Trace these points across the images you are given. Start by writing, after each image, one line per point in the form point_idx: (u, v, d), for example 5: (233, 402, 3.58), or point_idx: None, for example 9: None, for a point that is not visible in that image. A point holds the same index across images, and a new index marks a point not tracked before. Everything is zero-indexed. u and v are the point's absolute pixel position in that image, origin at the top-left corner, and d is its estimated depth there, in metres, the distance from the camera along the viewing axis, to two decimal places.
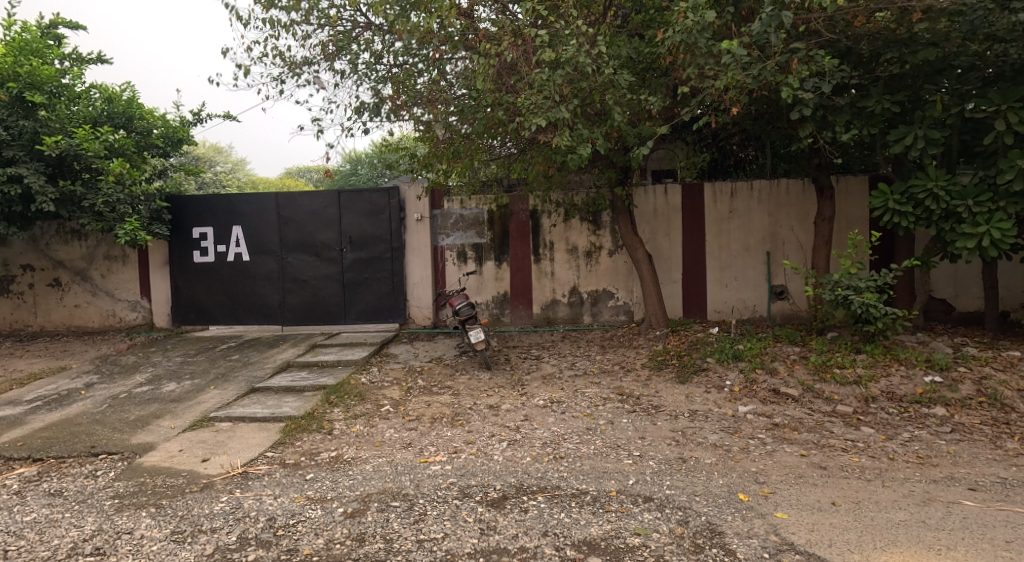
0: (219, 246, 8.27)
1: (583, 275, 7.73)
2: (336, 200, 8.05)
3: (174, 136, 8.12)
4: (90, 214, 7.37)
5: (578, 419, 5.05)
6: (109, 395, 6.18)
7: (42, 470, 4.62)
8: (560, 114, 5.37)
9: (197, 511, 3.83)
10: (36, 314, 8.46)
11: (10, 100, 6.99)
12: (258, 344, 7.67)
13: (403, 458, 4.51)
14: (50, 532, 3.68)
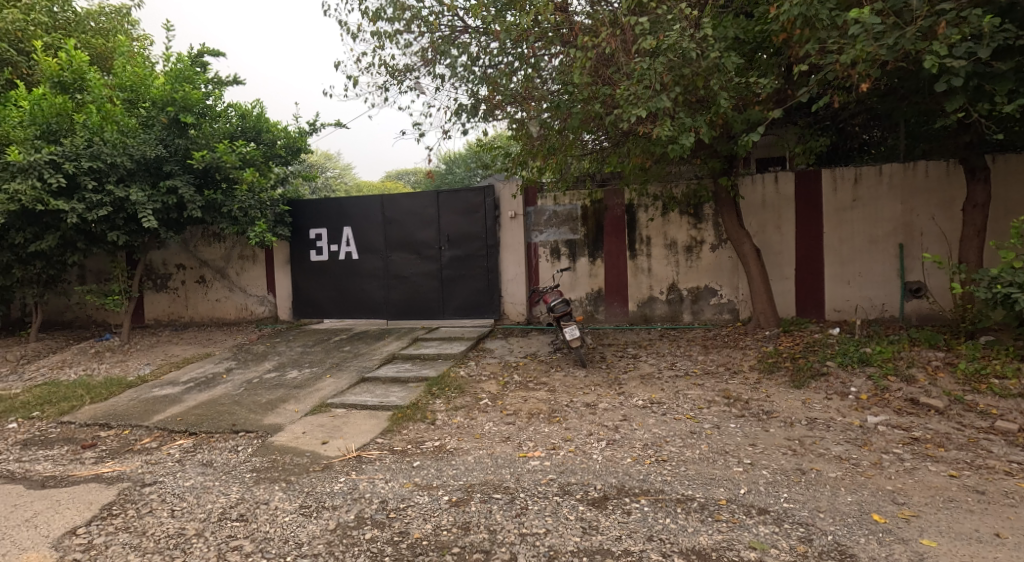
0: (332, 245, 8.68)
1: (684, 271, 7.37)
2: (435, 200, 8.19)
3: (294, 145, 8.67)
4: (228, 220, 7.93)
5: (681, 422, 4.79)
6: (245, 379, 6.66)
7: (194, 443, 5.07)
8: (661, 103, 5.13)
9: (320, 488, 4.02)
10: (186, 307, 9.27)
11: (168, 122, 7.61)
12: (365, 336, 7.96)
13: (503, 451, 4.48)
14: (205, 497, 4.02)
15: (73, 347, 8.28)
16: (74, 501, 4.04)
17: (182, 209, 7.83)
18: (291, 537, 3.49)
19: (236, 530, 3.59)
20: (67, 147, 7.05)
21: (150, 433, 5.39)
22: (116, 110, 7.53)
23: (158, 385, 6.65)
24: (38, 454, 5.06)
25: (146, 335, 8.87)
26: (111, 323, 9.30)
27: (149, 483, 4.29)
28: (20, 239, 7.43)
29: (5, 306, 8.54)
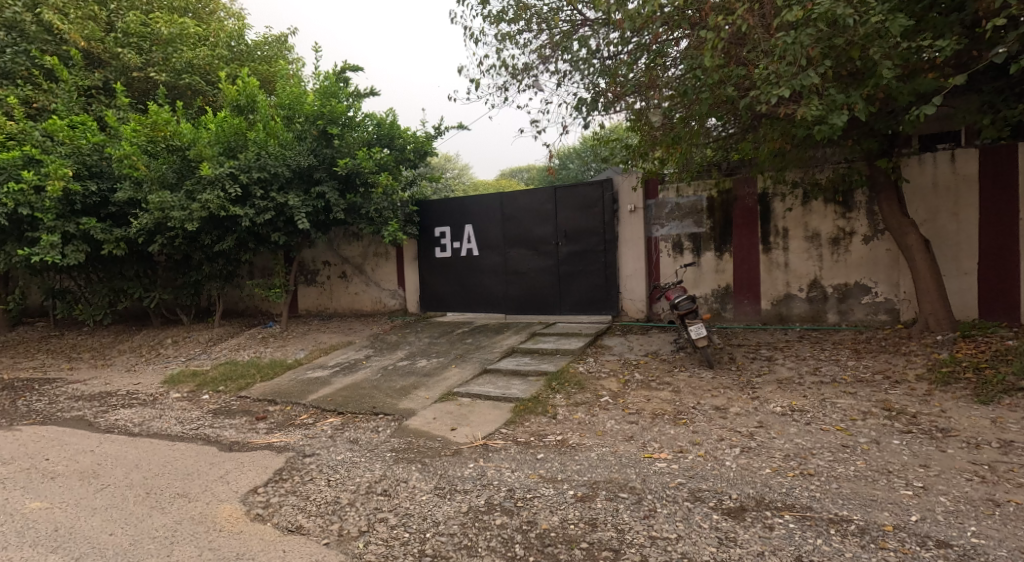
0: (455, 242, 8.82)
1: (827, 266, 6.60)
2: (552, 196, 8.03)
3: (422, 149, 8.60)
4: (366, 221, 8.38)
5: (829, 434, 4.24)
6: (382, 364, 6.95)
7: (342, 422, 5.33)
8: (807, 79, 4.59)
9: (452, 472, 4.04)
10: (332, 298, 9.87)
11: (318, 135, 8.06)
12: (487, 330, 8.00)
13: (626, 450, 4.22)
14: (354, 471, 4.19)
15: (245, 332, 9.17)
16: (254, 464, 4.44)
17: (329, 212, 8.37)
18: (429, 514, 3.55)
19: (382, 504, 3.72)
20: (241, 160, 7.69)
21: (307, 410, 5.79)
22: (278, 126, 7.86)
23: (312, 367, 7.16)
24: (224, 423, 5.65)
25: (300, 322, 9.56)
26: (273, 312, 10.16)
27: (309, 454, 4.58)
28: (207, 240, 8.25)
29: (194, 297, 9.67)
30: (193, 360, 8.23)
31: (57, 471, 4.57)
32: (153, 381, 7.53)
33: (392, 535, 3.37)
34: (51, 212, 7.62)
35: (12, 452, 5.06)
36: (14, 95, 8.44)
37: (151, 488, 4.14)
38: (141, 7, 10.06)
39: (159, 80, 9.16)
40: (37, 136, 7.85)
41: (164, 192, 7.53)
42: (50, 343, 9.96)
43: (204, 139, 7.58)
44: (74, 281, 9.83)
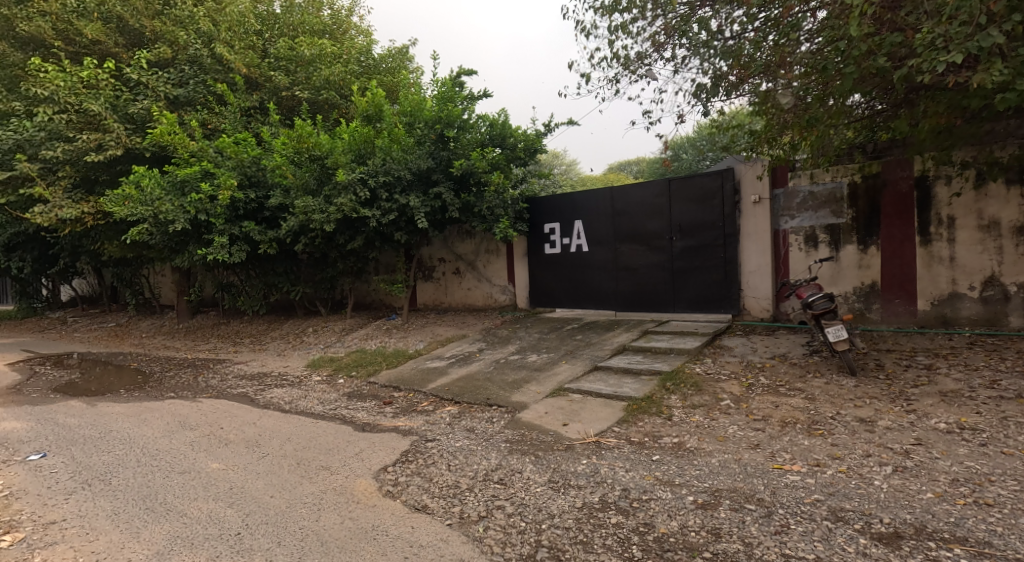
0: (564, 238, 8.64)
1: (1008, 261, 5.61)
2: (666, 188, 7.58)
3: (532, 147, 8.45)
4: (479, 219, 8.40)
5: (1012, 459, 3.55)
6: (495, 358, 6.89)
7: (459, 411, 5.31)
8: (990, 40, 3.86)
9: (566, 467, 3.83)
10: (446, 294, 10.01)
11: (435, 138, 8.16)
12: (597, 326, 7.70)
13: (752, 459, 3.78)
14: (473, 458, 4.11)
15: (372, 323, 9.57)
16: (384, 444, 4.53)
17: (446, 211, 8.42)
18: (544, 506, 3.36)
19: (498, 492, 3.58)
20: (370, 166, 7.99)
21: (427, 397, 5.85)
22: (401, 132, 7.96)
23: (430, 358, 7.26)
24: (359, 404, 5.89)
25: (418, 315, 9.80)
26: (395, 304, 10.53)
27: (431, 439, 4.57)
28: (341, 240, 8.65)
29: (330, 290, 10.27)
30: (331, 347, 8.72)
31: (230, 438, 5.03)
32: (300, 364, 8.12)
33: (509, 522, 3.23)
34: (222, 217, 8.43)
35: (197, 419, 5.65)
36: (194, 118, 9.32)
37: (300, 459, 4.36)
38: (287, 32, 10.74)
39: (302, 97, 9.81)
40: (212, 153, 8.69)
41: (307, 198, 7.94)
42: (219, 329, 11.15)
43: (339, 148, 8.00)
44: (237, 276, 10.91)
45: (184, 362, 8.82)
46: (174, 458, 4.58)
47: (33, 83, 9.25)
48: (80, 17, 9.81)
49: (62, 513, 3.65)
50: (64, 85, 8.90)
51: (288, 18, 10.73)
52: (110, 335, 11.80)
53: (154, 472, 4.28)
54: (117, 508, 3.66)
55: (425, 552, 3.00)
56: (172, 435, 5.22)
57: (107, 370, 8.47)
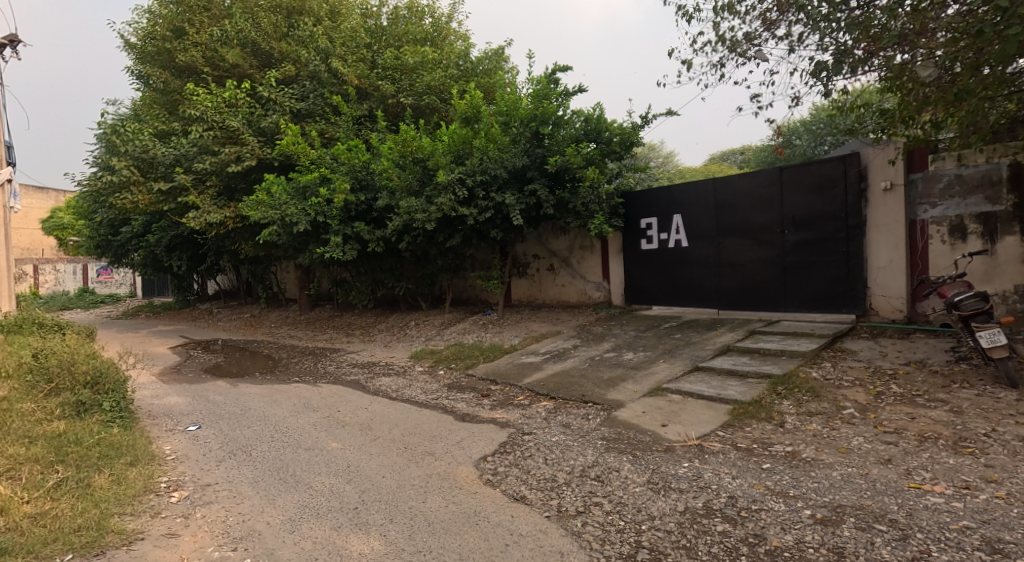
0: (661, 234, 8.63)
1: None
2: (778, 178, 7.34)
3: (627, 141, 8.49)
4: (573, 215, 8.59)
5: None
6: (589, 355, 7.07)
7: (555, 406, 5.57)
8: None
9: (665, 468, 3.98)
10: (540, 289, 10.30)
11: (530, 136, 8.31)
12: (699, 325, 7.65)
13: (881, 475, 3.70)
14: (568, 453, 4.34)
15: (470, 317, 10.05)
16: (483, 434, 4.86)
17: (540, 208, 8.67)
18: (643, 506, 3.53)
19: (595, 488, 3.80)
20: (468, 166, 8.41)
21: (523, 391, 6.15)
22: (497, 131, 8.32)
23: (525, 353, 7.56)
24: (457, 395, 6.29)
25: (512, 310, 10.15)
26: (491, 300, 10.97)
27: (528, 432, 4.85)
28: (440, 238, 9.17)
29: (430, 286, 10.91)
30: (431, 339, 9.28)
31: (345, 421, 5.58)
32: (404, 355, 8.73)
33: (607, 519, 3.43)
34: (336, 219, 9.17)
35: (317, 403, 6.29)
36: (314, 129, 10.21)
37: (407, 444, 4.78)
38: (393, 42, 11.37)
39: (406, 102, 10.45)
40: (327, 160, 9.52)
41: (410, 199, 8.50)
42: (334, 321, 12.13)
43: (438, 150, 8.50)
44: (348, 272, 11.78)
45: (305, 350, 9.75)
46: (301, 436, 5.15)
47: (191, 105, 10.67)
48: (224, 44, 11.01)
49: (216, 476, 4.24)
50: (212, 106, 10.16)
51: (393, 30, 11.35)
52: (244, 324, 13.18)
53: (285, 446, 4.87)
54: (256, 477, 4.22)
55: (525, 540, 3.23)
56: (297, 415, 5.85)
57: (244, 355, 9.54)
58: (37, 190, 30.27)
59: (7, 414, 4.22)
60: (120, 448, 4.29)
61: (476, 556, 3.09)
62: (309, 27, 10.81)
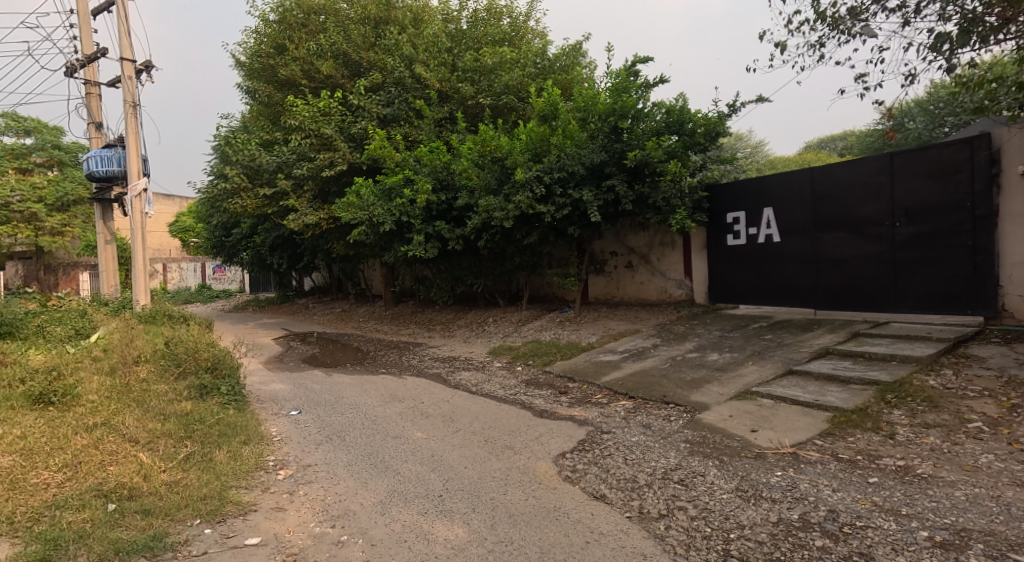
0: (751, 228, 8.41)
1: None
2: (888, 165, 6.82)
3: (712, 131, 8.37)
4: (653, 210, 8.54)
5: None
6: (670, 355, 7.02)
7: (634, 405, 5.63)
8: None
9: (755, 476, 3.93)
10: (618, 287, 10.30)
11: (609, 131, 8.31)
12: (793, 326, 7.38)
13: (1015, 499, 3.43)
14: (650, 455, 4.40)
15: (547, 314, 10.22)
16: (560, 431, 4.99)
17: (619, 204, 8.66)
18: (730, 514, 3.49)
19: (678, 492, 3.80)
20: (546, 163, 8.51)
21: (601, 390, 6.25)
22: (574, 128, 8.40)
23: (602, 351, 7.64)
24: (535, 392, 6.47)
25: (589, 308, 10.20)
26: (568, 298, 11.09)
27: (606, 431, 4.95)
28: (517, 235, 9.39)
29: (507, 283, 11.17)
30: (508, 336, 9.53)
31: (429, 412, 5.89)
32: (483, 350, 9.01)
33: (691, 525, 3.42)
34: (418, 219, 9.59)
35: (403, 394, 6.66)
36: (398, 132, 10.72)
37: (488, 437, 5.00)
38: (471, 45, 11.74)
39: (484, 103, 10.73)
40: (411, 162, 9.92)
41: (489, 198, 8.76)
42: (417, 316, 12.68)
43: (517, 149, 8.70)
44: (429, 270, 12.23)
45: (390, 344, 10.27)
46: (389, 424, 5.51)
47: (292, 116, 11.53)
48: (319, 57, 11.81)
49: (315, 458, 4.62)
50: (309, 115, 10.89)
51: (472, 32, 11.75)
52: (335, 318, 14.04)
53: (376, 434, 5.23)
54: (350, 460, 4.56)
55: (606, 538, 3.28)
56: (385, 405, 6.23)
57: (336, 346, 10.20)
58: (160, 196, 33.45)
59: (147, 393, 4.99)
60: (235, 428, 4.79)
61: (557, 551, 3.16)
62: (393, 36, 11.34)
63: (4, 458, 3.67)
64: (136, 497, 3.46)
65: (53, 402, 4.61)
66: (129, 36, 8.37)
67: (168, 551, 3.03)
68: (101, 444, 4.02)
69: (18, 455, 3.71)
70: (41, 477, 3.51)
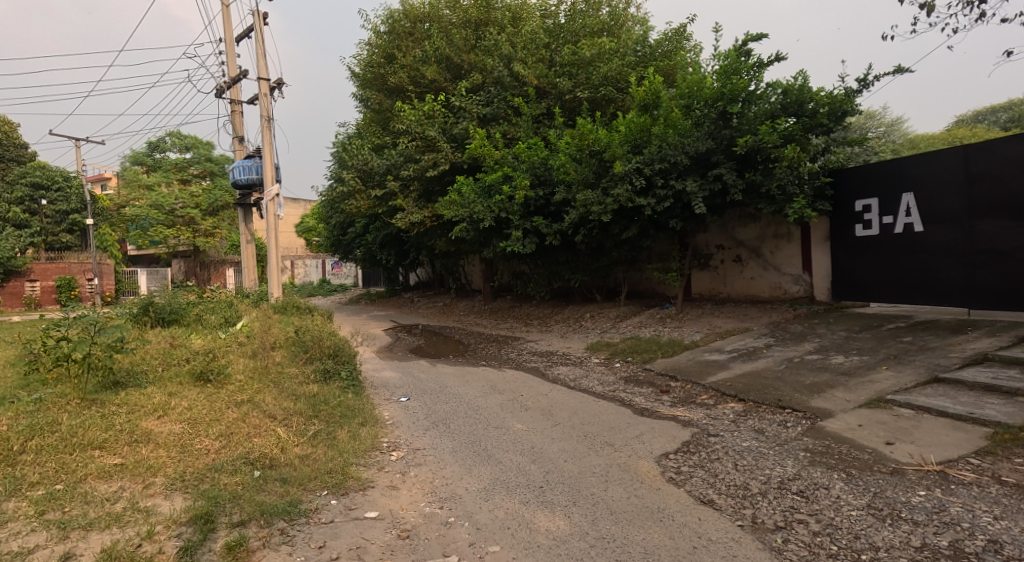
0: (885, 217, 7.74)
1: None
2: None
3: (838, 110, 7.74)
4: (766, 199, 8.11)
5: None
6: (785, 356, 6.67)
7: (744, 409, 5.47)
8: None
9: (891, 493, 3.59)
10: (724, 283, 10.00)
11: (717, 116, 8.16)
12: (936, 327, 6.69)
13: None
14: (763, 462, 4.23)
15: (646, 311, 10.09)
16: (663, 431, 4.98)
17: (726, 194, 8.45)
18: (860, 533, 3.21)
19: (797, 504, 3.58)
20: (646, 155, 8.46)
21: (707, 390, 6.13)
22: (678, 117, 8.32)
23: (708, 351, 7.43)
24: (634, 390, 6.46)
25: (693, 304, 9.96)
26: (669, 294, 10.86)
27: (713, 433, 4.88)
28: (616, 229, 9.36)
29: (604, 278, 11.13)
30: (606, 332, 9.50)
31: (528, 405, 6.06)
32: (580, 346, 9.07)
33: (813, 541, 3.18)
34: (517, 214, 9.82)
35: (504, 386, 6.89)
36: (498, 131, 11.00)
37: (587, 432, 5.09)
38: (570, 38, 11.70)
39: (583, 96, 10.72)
40: (509, 159, 10.13)
41: (587, 192, 8.77)
42: (516, 311, 12.93)
43: (615, 141, 8.65)
44: (528, 266, 12.41)
45: (490, 337, 10.59)
46: (490, 415, 5.74)
47: (400, 121, 12.19)
48: (424, 63, 12.34)
49: (423, 443, 4.92)
50: (415, 119, 11.49)
51: (571, 25, 11.71)
52: (438, 312, 14.69)
53: (478, 423, 5.47)
54: (454, 447, 4.82)
55: (714, 545, 3.18)
56: (486, 396, 6.49)
57: (440, 339, 10.67)
58: (290, 200, 36.49)
59: (282, 375, 5.59)
60: (354, 410, 5.21)
61: (661, 552, 3.13)
62: (493, 37, 11.60)
63: (175, 425, 4.32)
64: (276, 466, 3.90)
65: (210, 380, 5.35)
66: (264, 56, 9.24)
67: (303, 517, 3.40)
68: (246, 419, 4.55)
69: (186, 424, 4.35)
70: (203, 444, 4.06)
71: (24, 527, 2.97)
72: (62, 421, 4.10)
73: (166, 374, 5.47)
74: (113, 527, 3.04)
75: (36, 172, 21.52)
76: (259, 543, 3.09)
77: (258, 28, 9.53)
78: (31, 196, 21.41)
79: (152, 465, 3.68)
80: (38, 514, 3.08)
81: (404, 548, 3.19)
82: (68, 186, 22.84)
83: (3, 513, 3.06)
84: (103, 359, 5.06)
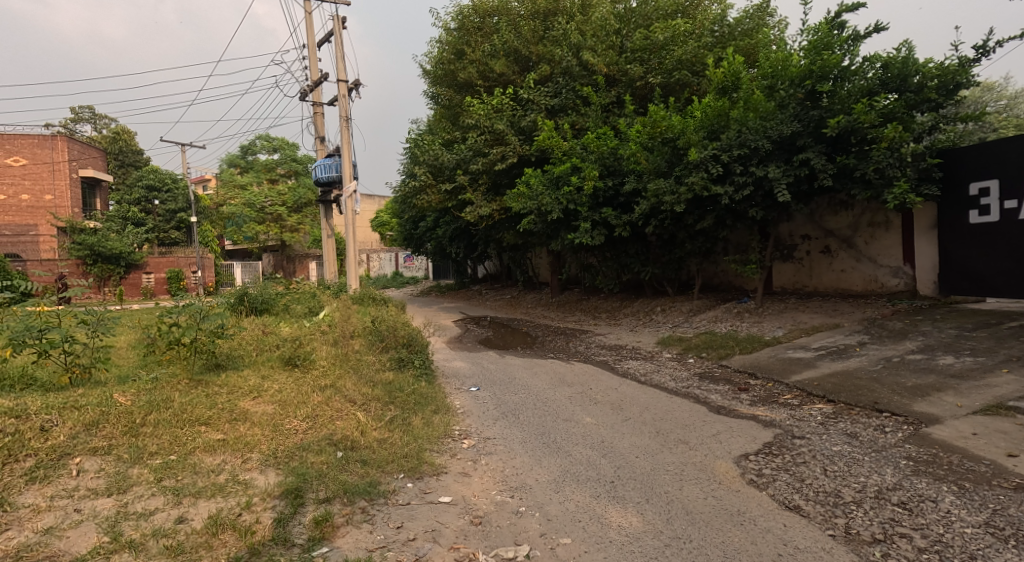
0: (1008, 201, 6.99)
1: None
2: None
3: (950, 83, 7.05)
4: (861, 185, 7.61)
5: None
6: (882, 355, 6.29)
7: (833, 411, 5.22)
8: None
9: (1015, 512, 3.30)
10: (810, 276, 9.60)
11: (804, 96, 7.67)
12: None
13: None
14: (857, 469, 4.01)
15: (722, 305, 9.76)
16: (743, 431, 4.82)
17: (814, 180, 8.03)
18: (977, 553, 2.99)
19: (899, 516, 3.37)
20: (723, 141, 8.18)
21: (791, 390, 5.89)
22: (759, 99, 7.94)
23: (792, 348, 7.12)
24: (711, 387, 6.28)
25: (774, 298, 9.56)
26: (748, 288, 10.48)
27: (799, 436, 4.68)
28: (690, 220, 9.16)
29: (677, 271, 10.86)
30: (679, 327, 9.27)
31: (598, 398, 6.02)
32: (651, 340, 8.90)
33: (918, 557, 3.00)
34: (586, 205, 9.72)
35: (573, 379, 6.88)
36: (566, 122, 10.94)
37: (659, 429, 5.00)
38: (641, 22, 11.41)
39: (655, 82, 10.48)
40: (577, 150, 10.01)
41: (659, 181, 8.61)
42: (584, 303, 12.84)
43: (690, 127, 8.38)
44: (596, 258, 12.27)
45: (558, 330, 10.58)
46: (560, 407, 5.76)
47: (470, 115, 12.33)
48: (493, 57, 12.46)
49: (494, 432, 5.00)
50: (484, 113, 11.68)
51: (643, 9, 11.38)
52: (506, 304, 14.81)
53: (547, 415, 5.49)
54: (524, 438, 4.87)
55: (802, 554, 3.06)
56: (554, 388, 6.51)
57: (508, 330, 10.76)
58: (367, 196, 37.49)
59: (360, 363, 5.80)
60: (427, 398, 5.36)
61: (742, 556, 3.04)
62: (562, 26, 11.50)
63: (267, 406, 4.58)
64: (357, 448, 4.06)
65: (297, 364, 5.64)
66: (342, 59, 9.55)
67: (382, 498, 3.52)
68: (329, 402, 4.77)
69: (277, 405, 4.61)
70: (292, 424, 4.28)
71: (146, 492, 3.24)
72: (174, 398, 4.44)
73: (260, 358, 5.84)
74: (218, 497, 3.26)
75: (152, 175, 24.41)
76: (343, 520, 3.23)
77: (338, 32, 9.87)
78: (147, 197, 24.35)
79: (249, 441, 3.92)
80: (157, 481, 3.35)
81: (478, 534, 3.26)
82: (175, 188, 24.70)
83: (127, 478, 3.36)
84: (206, 343, 5.44)
